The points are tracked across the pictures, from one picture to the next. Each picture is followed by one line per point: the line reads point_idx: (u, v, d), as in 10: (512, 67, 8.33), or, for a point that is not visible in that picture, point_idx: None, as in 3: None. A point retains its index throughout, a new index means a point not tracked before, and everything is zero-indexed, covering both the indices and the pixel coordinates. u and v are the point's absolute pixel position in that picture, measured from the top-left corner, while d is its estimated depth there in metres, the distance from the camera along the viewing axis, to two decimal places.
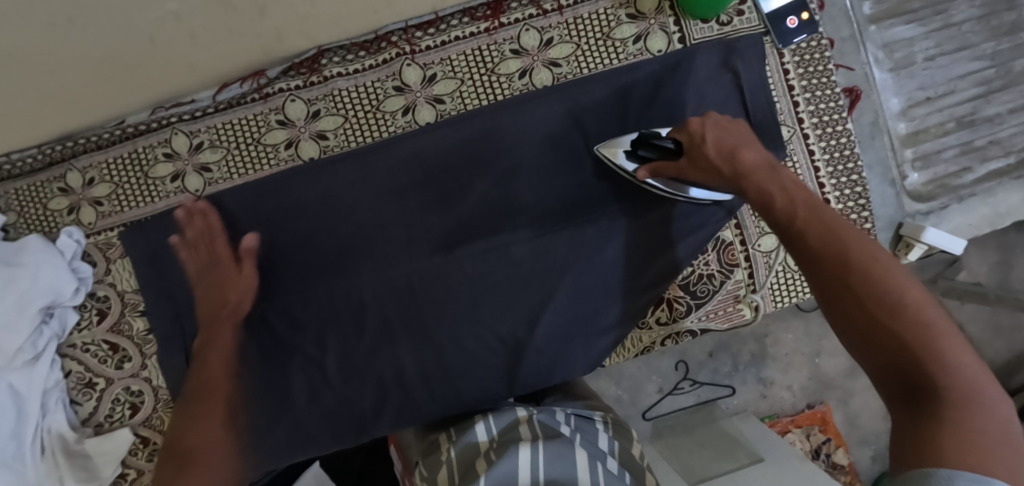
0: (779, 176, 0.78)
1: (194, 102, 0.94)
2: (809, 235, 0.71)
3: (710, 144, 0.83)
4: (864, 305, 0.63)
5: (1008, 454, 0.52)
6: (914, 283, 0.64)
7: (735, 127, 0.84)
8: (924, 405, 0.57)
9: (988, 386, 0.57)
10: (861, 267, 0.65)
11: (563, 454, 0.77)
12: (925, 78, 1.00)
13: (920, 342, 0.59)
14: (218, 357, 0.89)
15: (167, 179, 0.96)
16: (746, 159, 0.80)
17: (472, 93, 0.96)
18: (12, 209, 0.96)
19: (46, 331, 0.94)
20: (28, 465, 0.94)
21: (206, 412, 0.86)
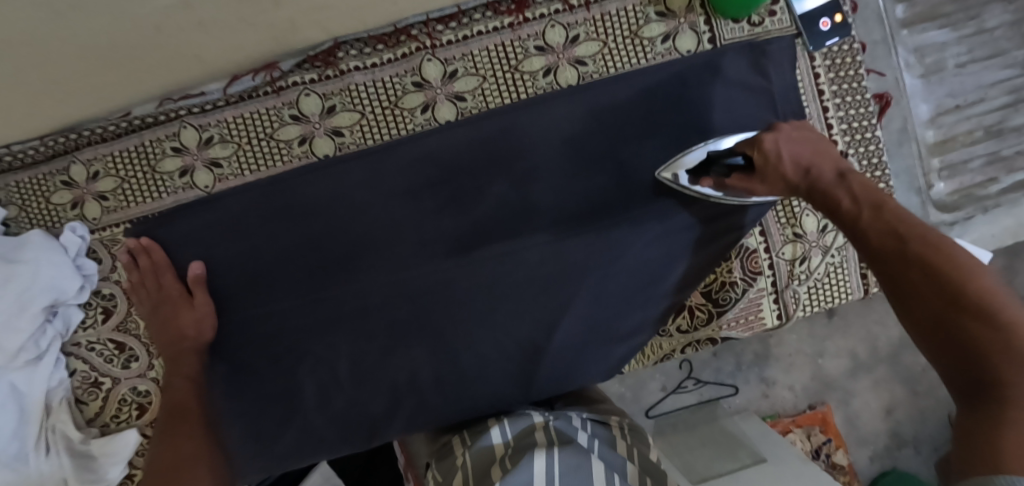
0: (850, 181, 0.79)
1: (203, 94, 0.89)
2: (879, 237, 0.73)
3: (784, 161, 0.83)
4: (936, 304, 0.65)
5: None
6: (993, 281, 0.64)
7: (805, 135, 0.85)
8: (994, 398, 0.59)
9: None
10: (934, 268, 0.67)
11: (580, 464, 0.73)
12: (956, 85, 0.98)
13: (997, 340, 0.60)
14: (188, 384, 0.89)
15: (175, 174, 0.92)
16: (816, 166, 0.82)
17: (494, 90, 0.92)
18: (12, 202, 0.93)
19: (49, 330, 0.91)
20: (31, 465, 0.91)
21: (181, 434, 0.86)
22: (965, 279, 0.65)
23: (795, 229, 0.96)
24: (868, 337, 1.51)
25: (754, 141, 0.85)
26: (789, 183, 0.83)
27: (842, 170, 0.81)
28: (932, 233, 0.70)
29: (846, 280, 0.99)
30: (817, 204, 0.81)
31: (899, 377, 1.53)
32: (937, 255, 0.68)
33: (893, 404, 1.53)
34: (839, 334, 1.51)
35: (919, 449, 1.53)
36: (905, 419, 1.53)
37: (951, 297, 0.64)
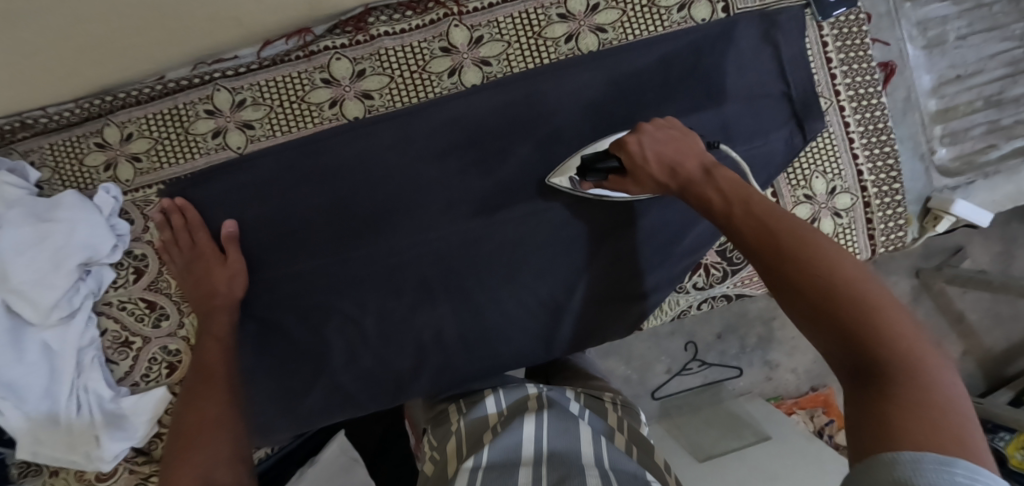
0: (718, 177, 0.75)
1: (235, 59, 0.93)
2: (749, 232, 0.69)
3: (650, 162, 0.80)
4: (806, 297, 0.61)
5: (959, 431, 0.50)
6: (855, 266, 0.61)
7: (672, 132, 0.82)
8: (871, 382, 0.55)
9: (933, 368, 0.55)
10: (801, 258, 0.63)
11: (566, 429, 0.78)
12: (957, 56, 1.03)
13: (863, 326, 0.57)
14: (215, 343, 0.88)
15: (208, 136, 0.95)
16: (685, 165, 0.78)
17: (518, 56, 0.96)
18: (46, 166, 0.95)
19: (82, 288, 0.93)
20: (61, 422, 0.93)
21: (208, 394, 0.82)
22: (830, 268, 0.62)
23: (805, 191, 0.99)
24: None
25: (623, 144, 0.84)
26: (663, 183, 0.80)
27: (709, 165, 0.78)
28: (792, 224, 0.67)
29: (854, 240, 1.01)
30: (693, 203, 0.76)
31: None
32: (802, 248, 0.64)
33: None
34: None
35: None
36: None
37: (821, 288, 0.61)
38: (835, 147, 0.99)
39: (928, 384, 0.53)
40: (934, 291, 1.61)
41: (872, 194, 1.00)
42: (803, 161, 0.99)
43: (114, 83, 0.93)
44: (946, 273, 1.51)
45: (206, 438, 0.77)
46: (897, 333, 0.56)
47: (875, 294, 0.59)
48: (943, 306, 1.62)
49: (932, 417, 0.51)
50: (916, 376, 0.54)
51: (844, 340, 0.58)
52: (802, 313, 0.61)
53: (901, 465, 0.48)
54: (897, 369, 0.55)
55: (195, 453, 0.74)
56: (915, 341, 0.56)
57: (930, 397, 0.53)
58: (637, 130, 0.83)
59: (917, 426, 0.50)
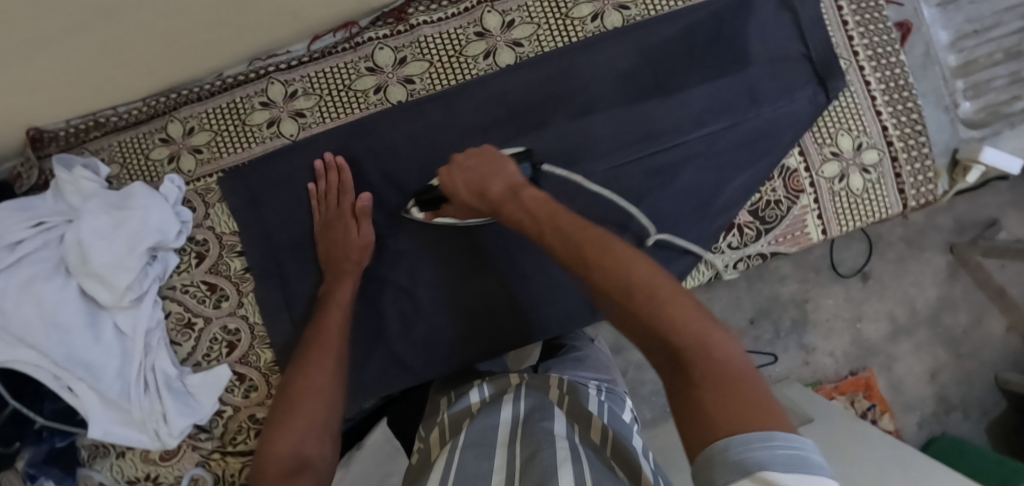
0: (526, 198, 0.84)
1: (290, 53, 1.03)
2: (561, 248, 0.77)
3: (460, 191, 0.88)
4: (615, 295, 0.70)
5: (751, 392, 0.60)
6: (643, 266, 0.70)
7: (480, 158, 0.89)
8: (677, 363, 0.64)
9: (718, 341, 0.64)
10: (600, 267, 0.72)
11: (542, 410, 0.80)
12: (972, 11, 1.05)
13: (655, 318, 0.66)
14: (336, 308, 0.95)
15: (264, 126, 1.02)
16: (492, 189, 0.86)
17: (548, 36, 1.02)
18: (115, 162, 1.03)
19: (150, 272, 0.98)
20: (131, 402, 0.97)
21: (320, 364, 0.90)
22: (624, 267, 0.71)
23: (831, 148, 1.03)
24: (905, 299, 1.61)
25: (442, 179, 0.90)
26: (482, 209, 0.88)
27: (516, 184, 0.86)
28: (591, 232, 0.76)
29: (884, 194, 1.04)
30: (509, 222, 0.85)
31: (939, 339, 1.62)
32: (599, 259, 0.73)
33: (936, 367, 1.62)
34: (876, 297, 1.61)
35: (968, 413, 1.61)
36: (950, 382, 1.62)
37: (621, 290, 0.70)
38: (858, 105, 1.03)
39: (718, 356, 0.63)
40: (972, 266, 1.62)
41: (899, 149, 1.03)
42: (827, 120, 1.02)
43: (178, 81, 1.02)
44: (981, 245, 1.53)
45: (309, 407, 0.86)
46: (682, 319, 0.66)
47: (662, 286, 0.68)
48: (982, 281, 1.62)
49: (731, 388, 0.60)
50: (708, 352, 0.63)
51: (648, 331, 0.67)
52: (616, 310, 0.71)
53: (732, 450, 0.55)
54: (695, 350, 0.64)
55: (294, 420, 0.84)
56: (699, 320, 0.65)
57: (724, 367, 0.62)
58: (450, 166, 0.89)
59: (723, 400, 0.59)
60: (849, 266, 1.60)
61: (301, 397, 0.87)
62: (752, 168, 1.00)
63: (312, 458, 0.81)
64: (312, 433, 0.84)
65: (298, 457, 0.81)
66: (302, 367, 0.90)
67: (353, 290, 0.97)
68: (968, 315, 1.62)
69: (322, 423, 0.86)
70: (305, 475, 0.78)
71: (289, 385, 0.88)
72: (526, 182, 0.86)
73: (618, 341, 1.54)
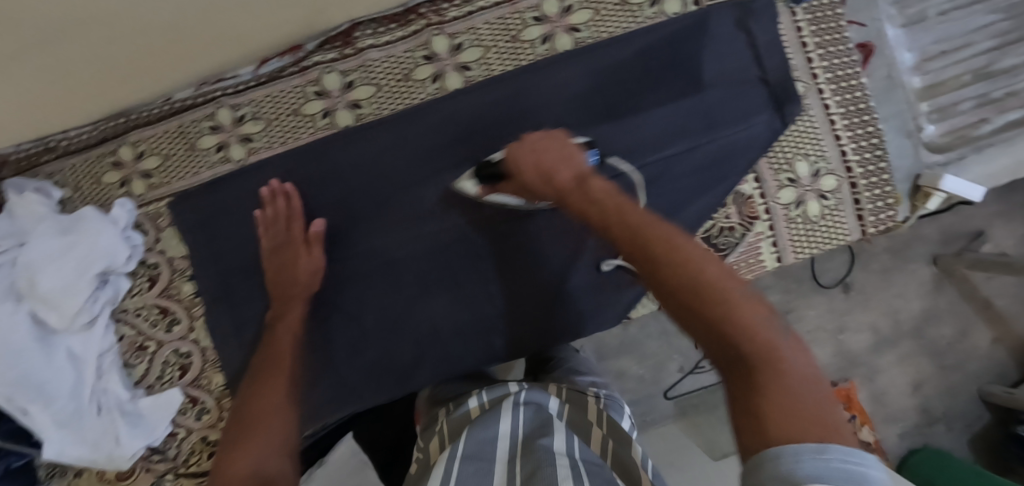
0: (592, 188, 0.80)
1: (236, 77, 1.00)
2: (625, 239, 0.73)
3: (529, 171, 0.86)
4: (682, 299, 0.66)
5: (816, 408, 0.58)
6: (717, 267, 0.67)
7: (553, 144, 0.87)
8: (744, 373, 0.61)
9: (789, 350, 0.62)
10: (660, 263, 0.69)
11: (544, 424, 0.79)
12: (941, 31, 1.03)
13: (723, 322, 0.63)
14: (288, 328, 0.95)
15: (212, 150, 1.02)
16: (559, 177, 0.84)
17: (497, 59, 1.00)
18: (68, 184, 1.03)
19: (102, 296, 0.99)
20: (85, 423, 0.98)
21: (274, 382, 0.88)
22: (697, 267, 0.67)
23: (788, 174, 1.00)
24: (889, 309, 1.57)
25: (510, 157, 0.89)
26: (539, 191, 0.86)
27: (582, 174, 0.83)
28: (660, 227, 0.72)
29: (842, 221, 1.01)
30: (575, 209, 0.81)
31: (923, 350, 1.58)
32: (660, 252, 0.69)
33: (920, 378, 1.58)
34: (859, 308, 1.57)
35: (951, 425, 1.57)
36: (934, 394, 1.57)
37: (690, 289, 0.66)
38: (817, 129, 1.00)
39: (785, 365, 0.61)
40: (957, 278, 1.58)
41: (858, 175, 1.00)
42: (784, 145, 1.00)
43: (129, 104, 1.01)
44: (966, 258, 1.47)
45: (266, 423, 0.83)
46: (755, 326, 0.63)
47: (739, 291, 0.65)
48: (967, 293, 1.58)
49: (791, 402, 0.58)
50: (779, 361, 0.61)
51: (716, 334, 0.63)
52: (674, 311, 0.67)
53: (785, 459, 0.54)
54: (761, 360, 0.61)
55: (252, 436, 0.81)
56: (775, 330, 0.63)
57: (788, 381, 0.59)
58: (519, 145, 0.88)
59: (789, 413, 0.58)
60: (831, 276, 1.55)
61: (257, 420, 0.83)
62: (706, 192, 0.98)
63: (273, 475, 0.76)
64: (271, 453, 0.80)
65: (258, 474, 0.76)
66: (258, 392, 0.87)
67: (303, 314, 0.97)
68: (953, 328, 1.58)
69: (282, 444, 0.81)
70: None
71: (244, 410, 0.85)
72: (593, 171, 0.84)
73: (597, 351, 1.53)
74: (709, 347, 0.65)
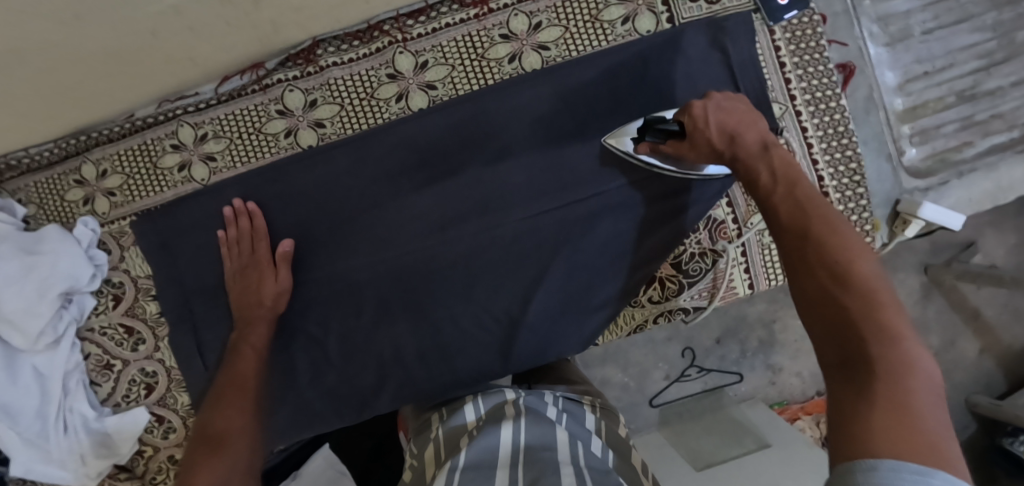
0: (773, 155, 0.75)
1: (197, 95, 0.98)
2: (786, 214, 0.69)
3: (711, 129, 0.79)
4: (828, 286, 0.62)
5: (937, 430, 0.51)
6: (870, 262, 0.62)
7: (737, 104, 0.81)
8: (866, 372, 0.56)
9: (921, 365, 0.55)
10: (830, 246, 0.64)
11: (544, 432, 0.80)
12: (923, 51, 0.99)
13: (863, 314, 0.58)
14: (251, 354, 0.92)
15: (175, 169, 1.00)
16: (745, 142, 0.77)
17: (463, 78, 0.97)
18: (32, 202, 1.03)
19: (65, 315, 0.99)
20: (50, 442, 0.98)
21: (236, 405, 0.85)
22: (871, 268, 0.62)
23: None
24: None
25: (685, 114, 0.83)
26: (719, 152, 0.79)
27: (768, 142, 0.77)
28: (834, 216, 0.67)
29: None
30: (755, 180, 0.75)
31: None
32: (825, 234, 0.65)
33: None
34: None
35: None
36: None
37: (836, 272, 0.62)
38: (793, 153, 0.96)
39: (910, 378, 0.54)
40: (946, 288, 1.54)
41: (836, 200, 0.97)
42: None
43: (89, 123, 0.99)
44: (955, 268, 1.44)
45: (229, 446, 0.80)
46: (899, 329, 0.57)
47: (885, 291, 0.60)
48: (956, 304, 1.55)
49: (904, 416, 0.51)
50: (904, 371, 0.55)
51: (846, 327, 0.59)
52: (807, 297, 0.63)
53: (882, 472, 0.47)
54: (889, 365, 0.55)
55: (212, 457, 0.77)
56: (911, 340, 0.57)
57: (911, 395, 0.53)
58: (694, 112, 0.81)
59: (896, 426, 0.51)
60: None
61: (221, 438, 0.80)
62: (675, 218, 0.96)
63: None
64: (235, 474, 0.76)
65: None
66: (218, 414, 0.84)
67: (266, 337, 0.95)
68: (941, 337, 1.55)
69: (245, 467, 0.79)
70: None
71: (207, 428, 0.82)
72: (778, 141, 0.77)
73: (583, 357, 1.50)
74: (828, 345, 0.60)
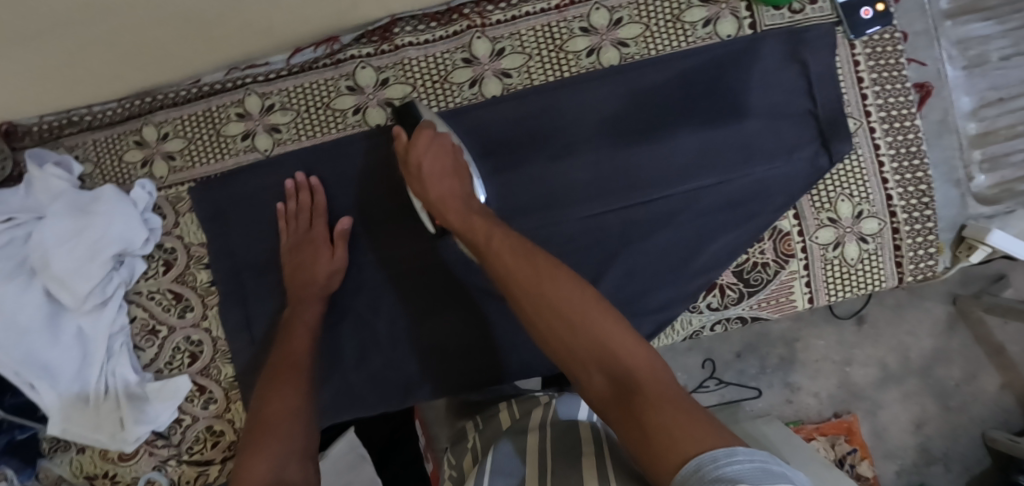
0: (461, 215, 0.84)
1: (268, 65, 0.97)
2: (511, 267, 0.75)
3: (423, 159, 0.88)
4: (548, 318, 0.70)
5: (694, 416, 0.60)
6: (586, 299, 0.70)
7: (444, 151, 0.89)
8: (632, 397, 0.63)
9: (648, 373, 0.65)
10: (539, 295, 0.71)
11: (568, 429, 0.78)
12: (999, 78, 0.98)
13: (595, 351, 0.67)
14: (302, 329, 0.91)
15: (238, 138, 0.99)
16: (442, 190, 0.86)
17: (539, 68, 0.96)
18: (89, 160, 1.01)
19: (115, 277, 0.97)
20: (90, 403, 0.97)
21: (290, 383, 0.84)
22: (559, 294, 0.70)
23: (830, 214, 0.96)
24: (898, 346, 1.46)
25: (408, 149, 0.89)
26: (434, 203, 0.87)
27: (466, 194, 0.87)
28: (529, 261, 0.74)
29: (880, 267, 0.98)
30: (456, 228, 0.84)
31: (930, 390, 1.46)
32: (521, 283, 0.73)
33: (923, 418, 1.46)
34: (869, 342, 1.46)
35: (949, 466, 1.45)
36: (935, 434, 1.46)
37: (552, 318, 0.69)
38: (864, 170, 0.96)
39: (644, 387, 0.64)
40: (973, 320, 1.45)
41: (901, 220, 0.97)
42: (828, 184, 0.96)
43: (156, 84, 0.97)
44: (984, 301, 1.36)
45: (283, 426, 0.79)
46: (621, 350, 0.66)
47: (592, 322, 0.68)
48: (981, 337, 1.45)
49: (660, 420, 0.60)
50: (653, 387, 0.63)
51: (605, 368, 0.66)
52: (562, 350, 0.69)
53: (708, 466, 0.54)
54: (633, 386, 0.64)
55: (269, 437, 0.77)
56: (637, 357, 0.66)
57: (653, 400, 0.62)
58: (415, 149, 0.88)
59: (681, 423, 0.59)
60: (846, 308, 1.46)
61: (274, 423, 0.79)
62: (744, 225, 0.95)
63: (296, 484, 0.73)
64: (291, 460, 0.76)
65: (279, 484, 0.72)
66: (267, 399, 0.82)
67: (317, 317, 0.94)
68: (962, 369, 1.46)
69: (302, 444, 0.79)
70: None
71: (258, 414, 0.81)
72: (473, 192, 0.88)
73: None
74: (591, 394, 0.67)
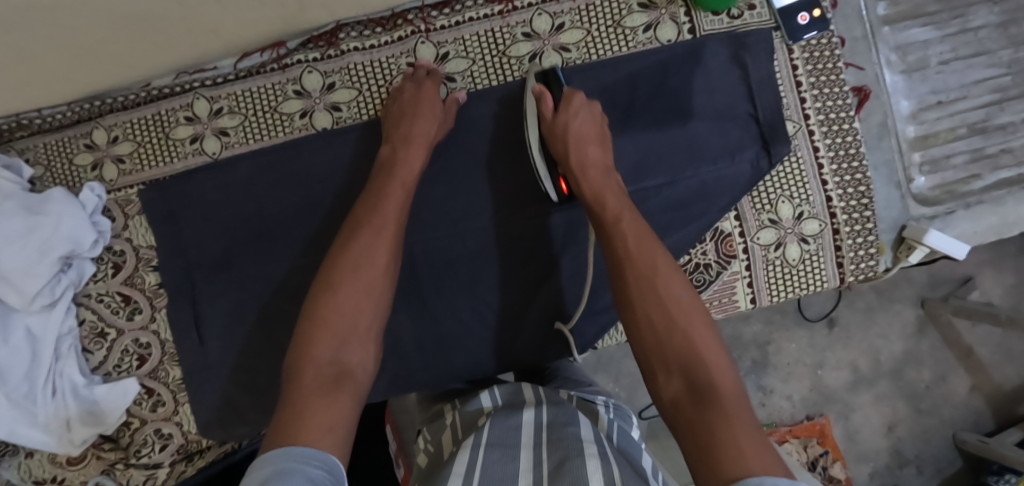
0: (587, 181, 0.85)
1: (216, 69, 0.99)
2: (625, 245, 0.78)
3: (568, 125, 0.88)
4: (652, 303, 0.74)
5: (762, 448, 0.62)
6: (694, 303, 0.73)
7: (589, 119, 0.89)
8: (708, 404, 0.66)
9: (730, 393, 0.68)
10: (644, 276, 0.75)
11: (563, 411, 0.79)
12: (938, 82, 1.01)
13: (685, 354, 0.70)
14: (399, 185, 0.87)
15: (187, 141, 1.00)
16: (584, 154, 0.86)
17: (482, 73, 0.99)
18: (39, 163, 1.01)
19: (64, 279, 0.97)
20: (37, 406, 0.96)
21: (371, 242, 0.82)
22: (673, 294, 0.74)
23: (770, 215, 0.98)
24: (869, 350, 1.45)
25: (556, 114, 0.89)
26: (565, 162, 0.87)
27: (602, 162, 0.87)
28: (643, 243, 0.78)
29: (823, 267, 0.99)
30: (584, 196, 0.85)
31: (901, 393, 1.45)
32: (630, 262, 0.76)
33: (895, 419, 1.45)
34: (840, 345, 1.45)
35: (921, 469, 1.45)
36: (907, 436, 1.45)
37: (657, 306, 0.73)
38: (804, 172, 0.97)
39: (726, 402, 0.66)
40: (939, 322, 1.45)
41: (842, 221, 0.98)
42: (767, 186, 0.97)
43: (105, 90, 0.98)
44: (951, 304, 1.37)
45: (352, 295, 0.79)
46: (711, 361, 0.70)
47: (694, 325, 0.72)
48: (948, 340, 1.45)
49: (729, 437, 0.63)
50: (731, 406, 0.66)
51: (688, 372, 0.69)
52: (650, 338, 0.73)
53: None
54: (712, 396, 0.67)
55: (341, 298, 0.78)
56: (723, 373, 0.69)
57: (729, 419, 0.64)
58: (567, 108, 0.89)
59: (749, 448, 0.62)
60: (817, 310, 1.43)
61: (339, 289, 0.79)
62: (690, 225, 0.95)
63: (352, 368, 0.75)
64: (353, 339, 0.77)
65: (334, 367, 0.74)
66: (347, 249, 0.82)
67: (420, 167, 0.90)
68: (932, 372, 1.45)
69: (360, 328, 0.78)
70: (343, 390, 0.73)
71: (332, 268, 0.81)
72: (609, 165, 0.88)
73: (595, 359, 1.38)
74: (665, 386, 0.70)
